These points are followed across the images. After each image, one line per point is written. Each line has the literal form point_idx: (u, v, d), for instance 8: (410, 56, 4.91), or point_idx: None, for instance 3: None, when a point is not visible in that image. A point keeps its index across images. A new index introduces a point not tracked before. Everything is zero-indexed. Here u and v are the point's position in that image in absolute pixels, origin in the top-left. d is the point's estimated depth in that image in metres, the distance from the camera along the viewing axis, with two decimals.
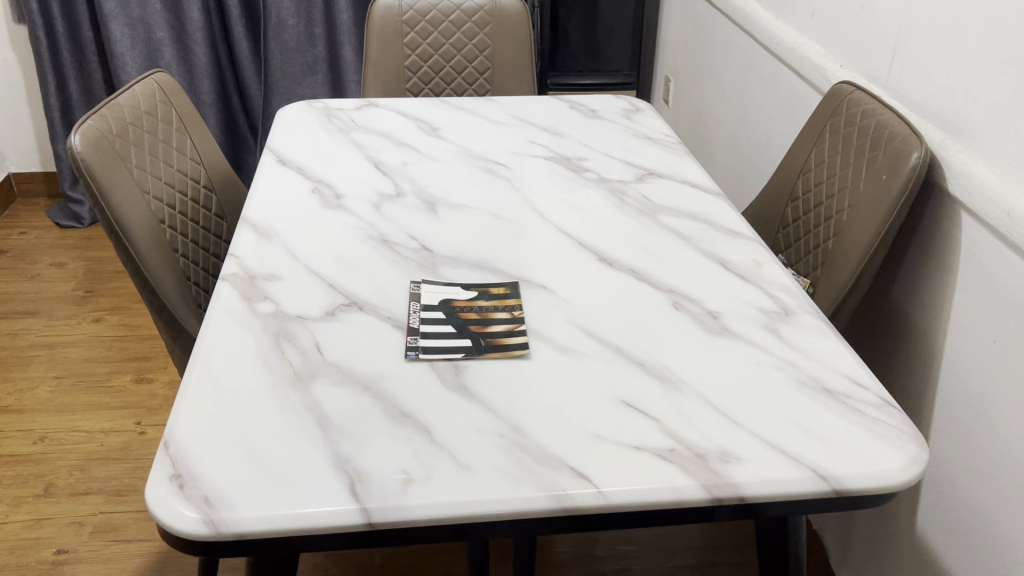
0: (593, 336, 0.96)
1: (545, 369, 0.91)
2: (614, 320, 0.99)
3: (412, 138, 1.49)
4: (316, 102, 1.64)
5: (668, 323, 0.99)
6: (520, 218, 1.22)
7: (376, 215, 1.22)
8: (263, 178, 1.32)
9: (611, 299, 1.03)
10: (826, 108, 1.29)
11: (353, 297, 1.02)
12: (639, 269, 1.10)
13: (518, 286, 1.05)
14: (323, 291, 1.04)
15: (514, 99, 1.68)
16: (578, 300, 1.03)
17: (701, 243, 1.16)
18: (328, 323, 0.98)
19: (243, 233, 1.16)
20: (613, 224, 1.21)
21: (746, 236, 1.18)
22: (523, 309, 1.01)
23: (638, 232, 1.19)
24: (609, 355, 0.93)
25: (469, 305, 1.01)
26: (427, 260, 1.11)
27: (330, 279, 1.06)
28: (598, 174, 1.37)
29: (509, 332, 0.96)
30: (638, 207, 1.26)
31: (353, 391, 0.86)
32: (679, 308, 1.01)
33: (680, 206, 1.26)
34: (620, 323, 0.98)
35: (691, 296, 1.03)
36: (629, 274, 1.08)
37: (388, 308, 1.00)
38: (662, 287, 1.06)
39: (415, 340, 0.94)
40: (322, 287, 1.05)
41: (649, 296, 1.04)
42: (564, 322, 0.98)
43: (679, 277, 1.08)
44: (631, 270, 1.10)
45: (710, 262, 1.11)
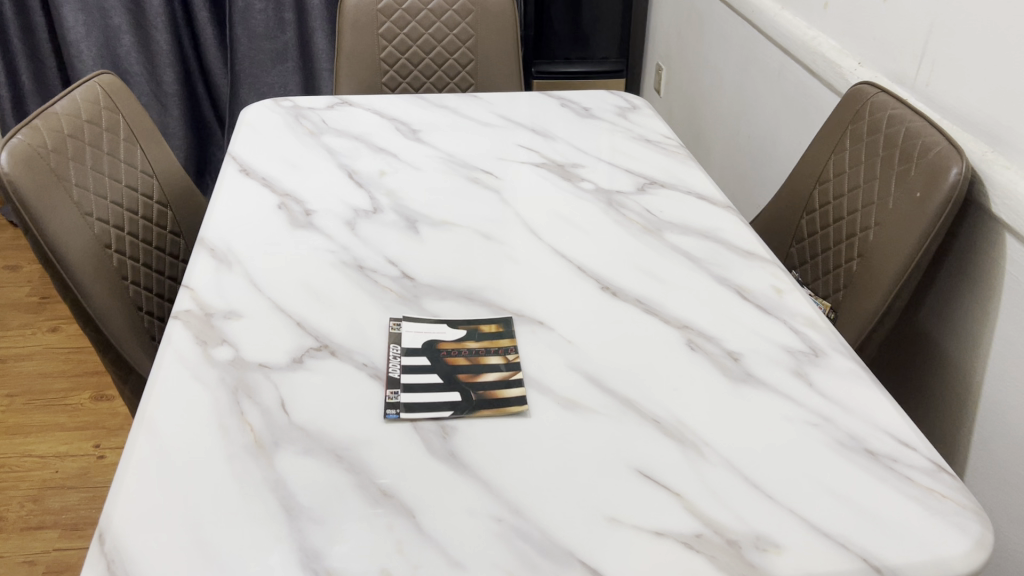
0: (599, 385, 0.84)
1: (546, 429, 0.79)
2: (622, 365, 0.87)
3: (390, 142, 1.35)
4: (283, 101, 1.50)
5: (683, 367, 0.87)
6: (511, 238, 1.09)
7: (349, 236, 1.09)
8: (222, 192, 1.19)
9: (617, 338, 0.91)
10: (846, 111, 1.18)
11: (324, 339, 0.90)
12: (647, 298, 0.98)
13: (513, 322, 0.93)
14: (290, 332, 0.91)
15: (500, 97, 1.55)
16: (581, 340, 0.91)
17: (713, 267, 1.04)
18: (295, 372, 0.85)
19: (200, 261, 1.03)
20: (614, 243, 1.09)
21: (762, 257, 1.06)
22: (519, 352, 0.88)
23: (643, 252, 1.07)
24: (619, 409, 0.81)
25: (456, 348, 0.89)
26: (407, 291, 0.98)
27: (297, 316, 0.94)
28: (595, 183, 1.24)
29: (503, 383, 0.84)
30: (640, 222, 1.14)
31: (324, 463, 0.74)
32: (695, 348, 0.90)
33: (687, 222, 1.14)
34: (629, 368, 0.87)
35: (708, 333, 0.92)
36: (636, 306, 0.96)
37: (365, 353, 0.88)
38: (673, 322, 0.94)
39: (395, 394, 0.82)
40: (288, 327, 0.92)
41: (660, 334, 0.92)
42: (565, 367, 0.86)
43: (691, 309, 0.96)
44: (637, 300, 0.97)
45: (725, 291, 0.99)
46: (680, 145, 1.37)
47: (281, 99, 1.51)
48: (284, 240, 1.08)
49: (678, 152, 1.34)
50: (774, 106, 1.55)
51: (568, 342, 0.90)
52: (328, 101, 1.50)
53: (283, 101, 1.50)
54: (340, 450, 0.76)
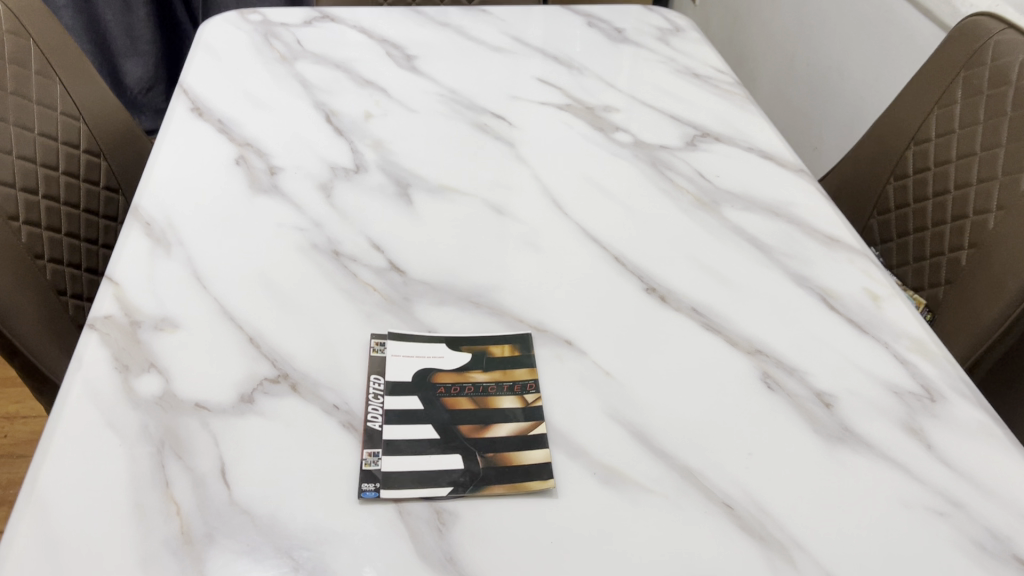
0: (649, 447, 0.63)
1: (579, 518, 0.58)
2: (678, 414, 0.65)
3: (378, 73, 1.10)
4: (250, 15, 1.23)
5: (758, 415, 0.66)
6: (529, 214, 0.86)
7: (323, 207, 0.86)
8: (165, 139, 0.94)
9: (669, 368, 0.69)
10: (961, 51, 0.92)
11: (284, 366, 0.68)
12: (705, 307, 0.75)
13: (532, 342, 0.71)
14: (239, 353, 0.69)
15: (513, 11, 1.28)
16: (622, 371, 0.69)
17: (786, 262, 0.82)
18: (243, 418, 0.64)
19: (129, 240, 0.80)
20: (659, 223, 0.86)
21: (848, 248, 0.84)
22: (541, 391, 0.67)
23: (697, 235, 0.85)
24: (677, 487, 0.60)
25: (458, 383, 0.67)
26: (394, 290, 0.76)
27: (251, 328, 0.72)
28: (633, 135, 1.00)
29: (521, 442, 0.62)
30: (690, 193, 0.91)
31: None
32: (772, 388, 0.68)
33: (750, 195, 0.91)
34: (688, 419, 0.65)
35: (787, 364, 0.70)
36: (691, 317, 0.74)
37: (336, 390, 0.66)
38: (742, 345, 0.72)
39: (375, 458, 0.61)
40: (238, 344, 0.70)
41: (725, 364, 0.70)
42: (603, 416, 0.65)
43: (763, 325, 0.74)
44: (693, 309, 0.75)
45: (804, 298, 0.77)
46: (735, 84, 1.13)
47: (249, 11, 1.25)
48: (240, 211, 0.85)
49: (731, 96, 1.10)
50: (847, 34, 1.30)
51: (605, 373, 0.68)
52: (305, 14, 1.24)
53: (250, 14, 1.24)
54: (297, 553, 0.55)
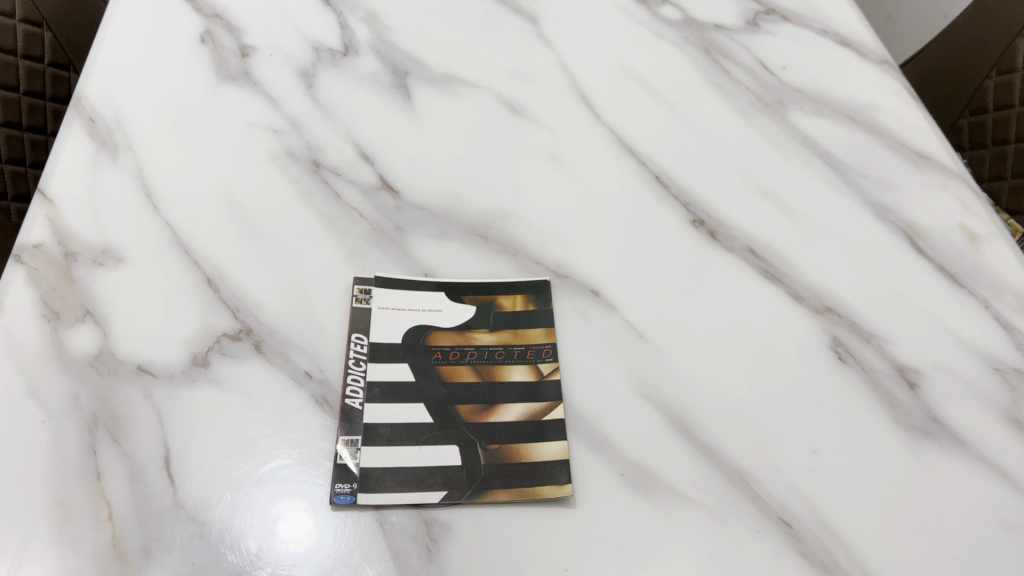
0: (692, 440, 0.51)
1: (602, 534, 0.47)
2: (726, 394, 0.53)
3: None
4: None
5: (825, 397, 0.54)
6: (552, 117, 0.71)
7: (304, 102, 0.71)
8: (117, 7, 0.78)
9: (717, 331, 0.57)
10: None
11: (247, 319, 0.56)
12: (764, 249, 0.62)
13: (550, 293, 0.58)
14: (193, 299, 0.57)
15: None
16: (660, 334, 0.56)
17: (864, 187, 0.67)
18: (195, 387, 0.52)
19: (67, 141, 0.66)
20: (709, 131, 0.71)
21: (939, 168, 0.69)
22: (559, 360, 0.55)
23: (756, 148, 0.70)
24: (724, 497, 0.49)
25: (458, 346, 0.55)
26: (386, 219, 0.62)
27: (210, 266, 0.59)
28: (681, 10, 0.83)
29: (533, 430, 0.51)
30: (748, 90, 0.75)
31: (248, 503, 0.48)
32: (844, 360, 0.56)
33: (821, 95, 0.75)
34: (740, 401, 0.53)
35: (861, 328, 0.57)
36: (746, 262, 0.61)
37: (310, 353, 0.54)
38: (807, 301, 0.59)
39: (353, 450, 0.50)
40: (192, 289, 0.58)
41: (785, 326, 0.57)
42: (634, 396, 0.53)
43: (834, 275, 0.61)
44: (748, 251, 0.62)
45: (884, 239, 0.63)
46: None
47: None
48: (204, 105, 0.71)
49: None
50: None
51: (639, 337, 0.56)
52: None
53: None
54: (273, 478, 0.49)
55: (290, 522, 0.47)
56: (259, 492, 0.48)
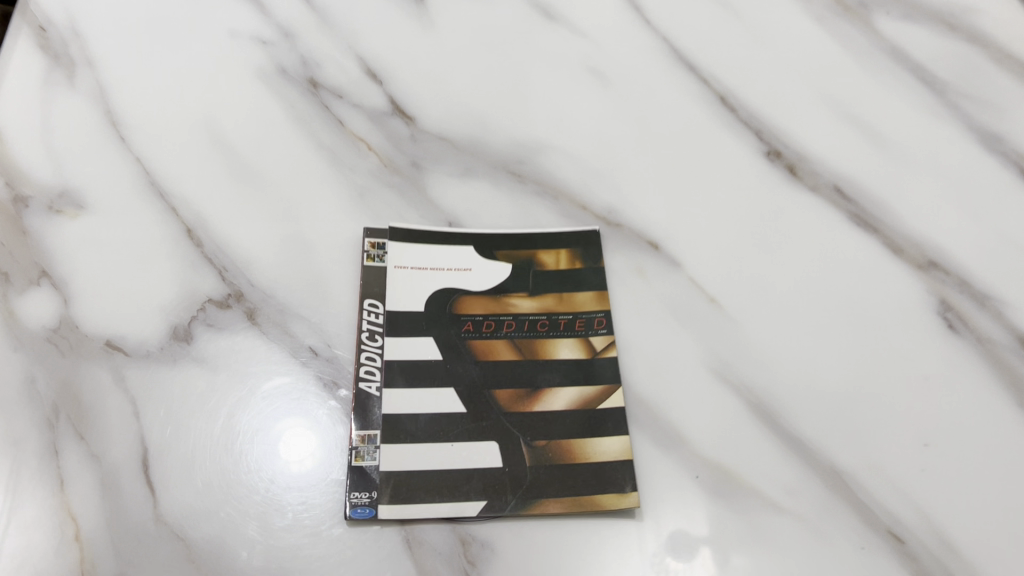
0: (779, 432, 0.42)
1: (677, 553, 0.38)
2: (815, 373, 0.45)
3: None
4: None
5: (934, 374, 0.45)
6: (592, 26, 0.60)
7: (298, 7, 0.60)
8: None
9: (797, 290, 0.48)
10: None
11: (236, 281, 0.47)
12: (853, 189, 0.52)
13: (599, 247, 0.48)
14: (171, 256, 0.47)
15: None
16: (732, 296, 0.47)
17: (966, 109, 0.56)
18: (177, 369, 0.43)
19: (12, 56, 0.55)
20: (779, 44, 0.60)
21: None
22: (615, 332, 0.45)
23: (835, 62, 0.59)
24: (820, 504, 0.40)
25: (493, 316, 0.45)
26: (399, 151, 0.53)
27: (190, 214, 0.49)
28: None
29: (587, 423, 0.42)
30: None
31: (252, 419, 0.42)
32: (955, 328, 0.46)
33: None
34: (832, 382, 0.44)
35: (972, 286, 0.48)
36: (832, 205, 0.51)
37: (314, 324, 0.45)
38: (907, 253, 0.49)
39: (371, 448, 0.41)
40: (170, 243, 0.48)
41: (882, 286, 0.48)
42: (708, 375, 0.44)
43: (937, 220, 0.51)
44: (835, 190, 0.52)
45: (993, 174, 0.53)
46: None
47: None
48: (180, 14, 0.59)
49: None
50: None
51: (710, 301, 0.47)
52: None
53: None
54: (287, 399, 0.43)
55: (291, 437, 0.42)
56: (267, 410, 0.42)
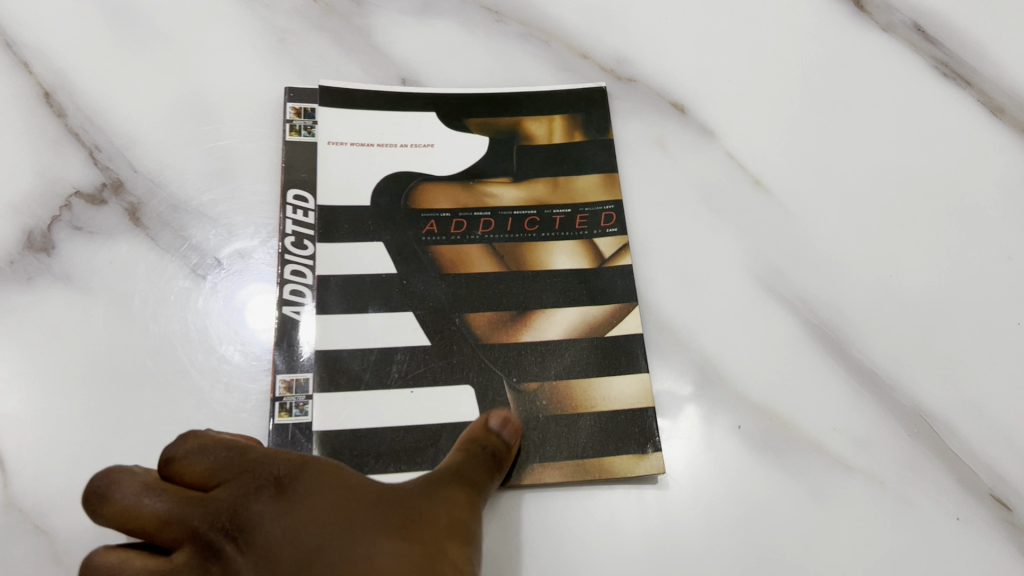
0: (847, 364, 0.32)
1: (678, 452, 0.30)
2: (896, 274, 0.34)
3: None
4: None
5: None
6: None
7: None
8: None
9: (863, 168, 0.37)
10: None
11: (114, 166, 0.34)
12: (937, 26, 0.41)
13: (604, 113, 0.36)
14: (18, 128, 0.34)
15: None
16: (782, 173, 0.37)
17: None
18: (33, 290, 0.31)
19: None
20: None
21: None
22: (625, 231, 0.34)
23: None
24: (902, 460, 0.30)
25: (464, 211, 0.34)
26: None
27: (47, 70, 0.35)
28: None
29: (593, 357, 0.31)
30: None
31: (198, 255, 0.32)
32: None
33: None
34: (917, 285, 0.34)
35: None
36: (912, 48, 0.41)
37: (222, 227, 0.33)
38: (1009, 114, 0.39)
39: (301, 399, 0.30)
40: (18, 110, 0.34)
41: (976, 159, 0.38)
42: (754, 284, 0.34)
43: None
44: (914, 28, 0.41)
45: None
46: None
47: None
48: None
49: None
50: None
51: (755, 184, 0.36)
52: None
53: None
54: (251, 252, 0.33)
55: (223, 305, 0.31)
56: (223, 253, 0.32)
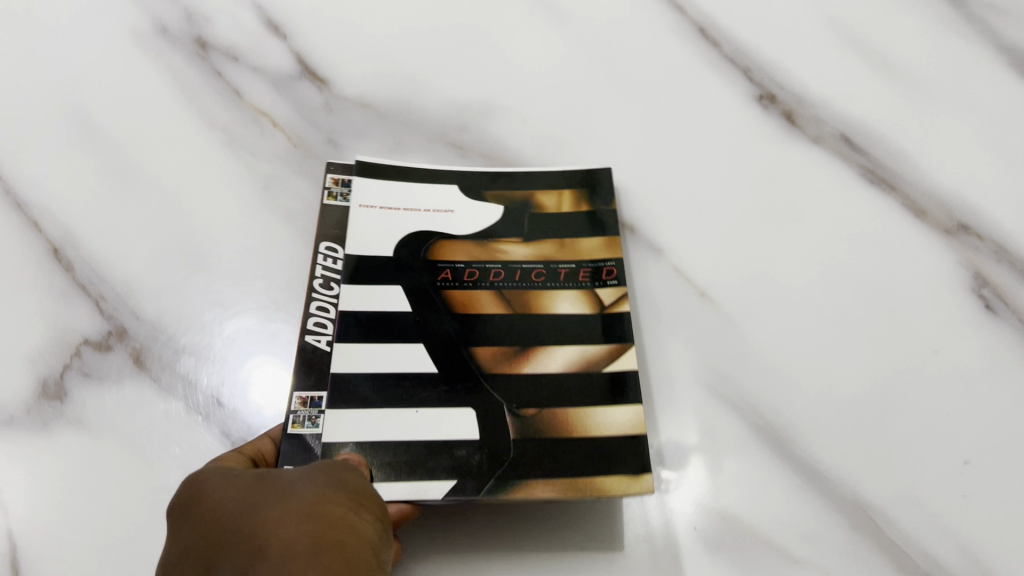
0: (792, 466, 0.33)
1: (688, 506, 0.32)
2: (834, 377, 0.36)
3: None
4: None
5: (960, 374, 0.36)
6: None
7: None
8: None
9: (800, 278, 0.39)
10: None
11: (118, 315, 0.36)
12: (862, 134, 0.44)
13: (609, 186, 0.40)
14: (39, 290, 0.37)
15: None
16: (720, 287, 0.38)
17: (992, 26, 0.49)
18: (48, 437, 0.33)
19: None
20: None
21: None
22: (626, 285, 0.36)
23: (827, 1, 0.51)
24: (845, 551, 0.31)
25: (477, 263, 0.37)
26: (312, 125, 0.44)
27: (57, 231, 0.39)
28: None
29: (591, 387, 0.33)
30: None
31: (193, 389, 0.34)
32: (992, 308, 0.38)
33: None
34: (855, 390, 0.35)
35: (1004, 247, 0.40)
36: (841, 157, 0.43)
37: (212, 362, 0.35)
38: (931, 216, 0.41)
39: (314, 414, 0.32)
40: (35, 273, 0.38)
41: (907, 262, 0.39)
42: (704, 395, 0.35)
43: (966, 164, 0.43)
44: (842, 139, 0.44)
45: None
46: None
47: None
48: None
49: None
50: None
51: (699, 295, 0.38)
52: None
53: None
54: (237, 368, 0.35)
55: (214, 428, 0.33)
56: (213, 373, 0.35)
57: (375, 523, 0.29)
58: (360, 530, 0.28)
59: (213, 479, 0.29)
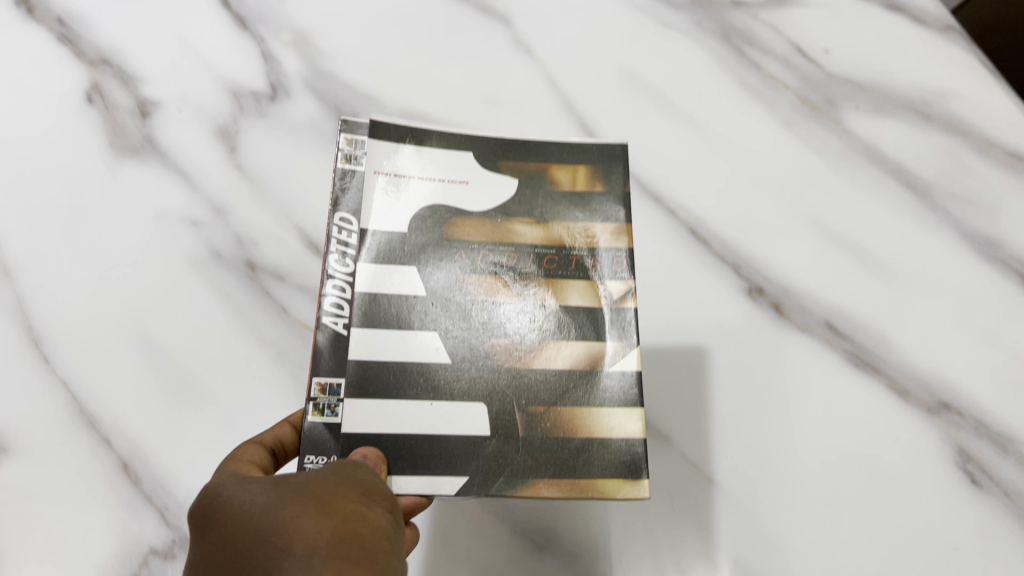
0: None
1: None
2: (838, 553, 0.43)
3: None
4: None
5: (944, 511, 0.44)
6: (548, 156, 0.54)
7: (229, 174, 0.52)
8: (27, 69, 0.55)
9: (813, 459, 0.46)
10: None
11: (179, 523, 0.43)
12: (850, 325, 0.49)
13: (624, 164, 0.39)
14: (106, 502, 0.43)
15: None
16: (736, 478, 0.45)
17: (948, 214, 0.53)
18: None
19: None
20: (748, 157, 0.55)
21: (999, 146, 0.55)
22: (633, 275, 0.37)
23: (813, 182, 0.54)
24: None
25: (490, 245, 0.37)
26: None
27: (124, 444, 0.44)
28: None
29: (596, 386, 0.35)
30: (796, 39, 0.60)
31: None
32: (976, 482, 0.45)
33: (864, 59, 0.59)
34: (856, 564, 0.43)
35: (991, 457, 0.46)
36: (825, 345, 0.49)
37: None
38: (915, 396, 0.47)
39: (333, 400, 0.34)
40: (102, 485, 0.43)
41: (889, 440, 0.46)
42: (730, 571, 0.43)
43: (941, 361, 0.48)
44: (827, 328, 0.49)
45: (997, 297, 0.50)
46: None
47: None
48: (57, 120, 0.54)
49: None
50: None
51: (704, 480, 0.45)
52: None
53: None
54: None
55: None
56: None
57: (386, 516, 0.29)
58: (369, 519, 0.27)
59: (230, 488, 0.29)
